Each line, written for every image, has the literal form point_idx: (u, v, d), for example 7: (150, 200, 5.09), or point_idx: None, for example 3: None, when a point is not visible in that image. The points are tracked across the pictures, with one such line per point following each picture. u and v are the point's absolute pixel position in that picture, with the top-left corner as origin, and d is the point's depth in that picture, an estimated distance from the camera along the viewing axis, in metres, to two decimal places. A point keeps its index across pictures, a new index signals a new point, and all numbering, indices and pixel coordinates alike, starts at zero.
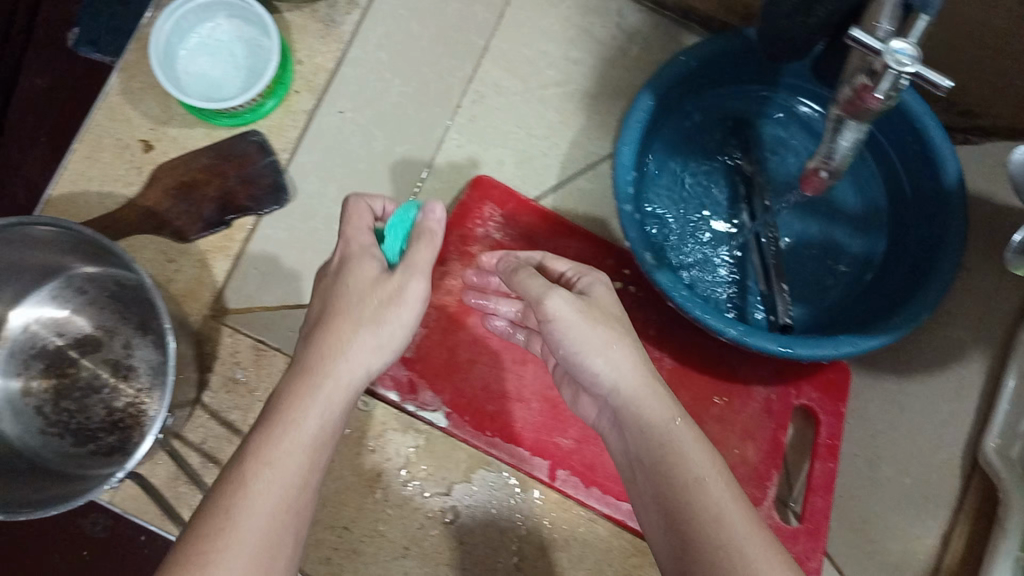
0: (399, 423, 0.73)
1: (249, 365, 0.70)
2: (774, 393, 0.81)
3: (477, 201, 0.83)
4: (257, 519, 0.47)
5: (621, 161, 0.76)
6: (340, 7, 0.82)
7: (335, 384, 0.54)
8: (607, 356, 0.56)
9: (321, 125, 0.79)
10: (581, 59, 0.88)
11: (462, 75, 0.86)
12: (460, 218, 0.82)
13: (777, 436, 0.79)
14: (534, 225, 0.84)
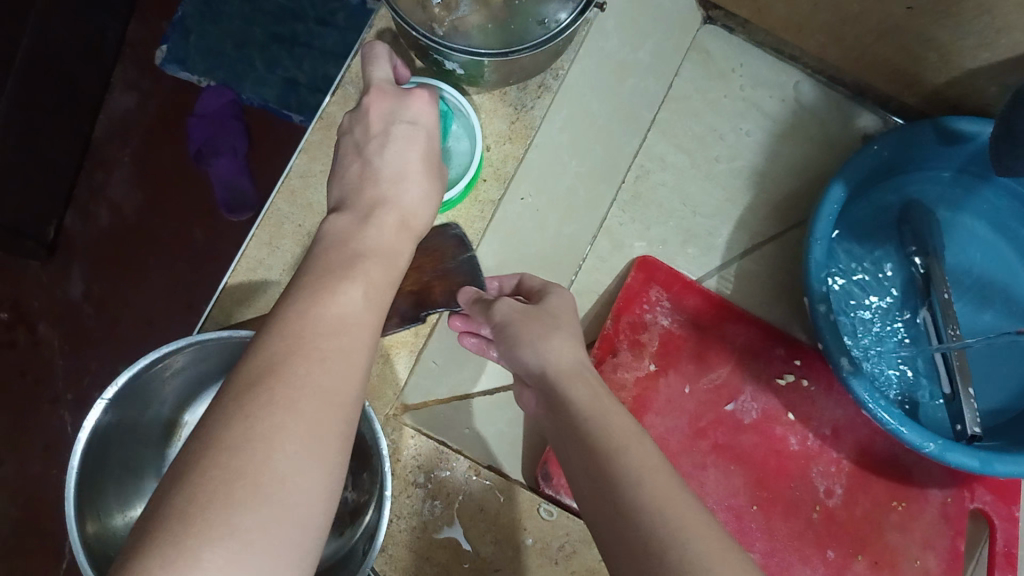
0: (583, 537, 0.66)
1: (429, 469, 0.67)
2: (952, 498, 0.78)
3: (646, 285, 0.80)
4: (293, 431, 0.36)
5: (812, 258, 0.75)
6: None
7: (338, 319, 0.41)
8: (573, 386, 0.49)
9: (506, 214, 0.73)
10: (752, 140, 0.87)
11: (630, 151, 0.84)
12: (629, 303, 0.79)
13: (956, 544, 0.76)
14: (704, 309, 0.80)
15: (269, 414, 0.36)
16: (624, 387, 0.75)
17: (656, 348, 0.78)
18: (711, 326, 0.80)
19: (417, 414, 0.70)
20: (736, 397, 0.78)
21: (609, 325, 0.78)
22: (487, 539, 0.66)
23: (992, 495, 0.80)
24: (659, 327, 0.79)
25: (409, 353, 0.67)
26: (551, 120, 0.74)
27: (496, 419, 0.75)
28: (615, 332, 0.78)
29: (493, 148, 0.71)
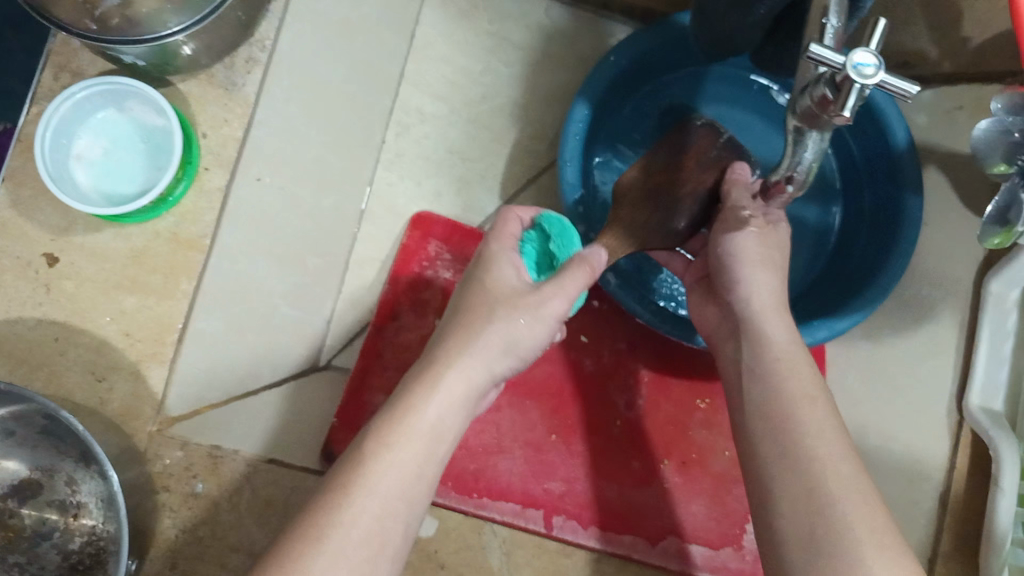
0: None
1: (206, 475, 0.66)
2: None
3: (424, 240, 0.77)
4: (357, 531, 0.46)
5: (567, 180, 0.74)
6: (238, 65, 0.76)
7: (424, 436, 0.50)
8: (755, 270, 0.59)
9: (242, 197, 0.73)
10: (508, 73, 0.84)
11: (382, 109, 0.80)
12: (405, 262, 0.76)
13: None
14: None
15: (344, 522, 0.46)
16: (408, 348, 0.73)
17: (440, 302, 0.75)
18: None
19: (183, 425, 0.67)
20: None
21: (386, 290, 0.75)
22: (280, 532, 0.66)
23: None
24: (443, 281, 0.76)
25: (160, 364, 0.68)
26: (272, 94, 0.77)
27: (291, 407, 0.70)
28: (394, 295, 0.75)
29: (211, 134, 0.75)
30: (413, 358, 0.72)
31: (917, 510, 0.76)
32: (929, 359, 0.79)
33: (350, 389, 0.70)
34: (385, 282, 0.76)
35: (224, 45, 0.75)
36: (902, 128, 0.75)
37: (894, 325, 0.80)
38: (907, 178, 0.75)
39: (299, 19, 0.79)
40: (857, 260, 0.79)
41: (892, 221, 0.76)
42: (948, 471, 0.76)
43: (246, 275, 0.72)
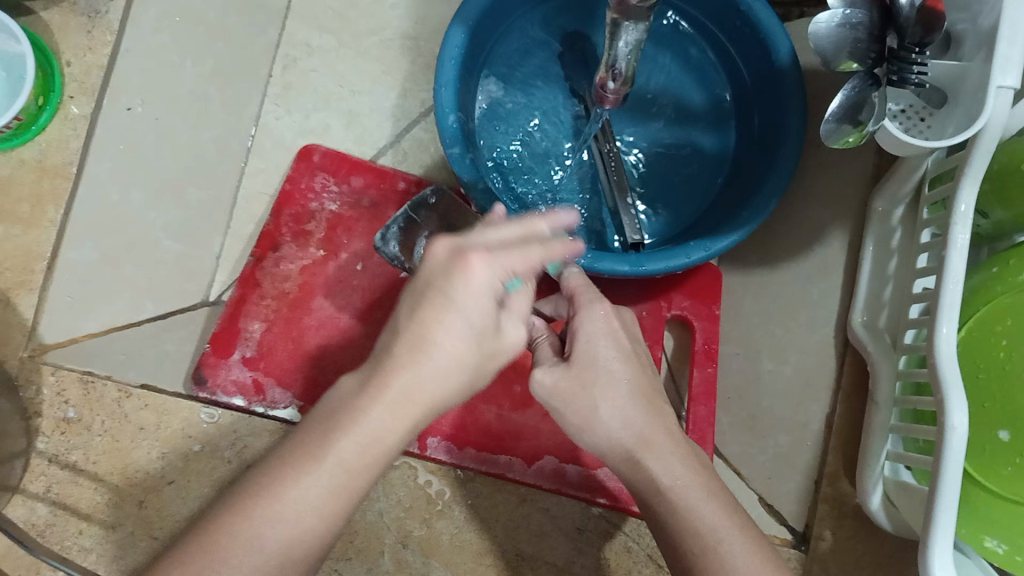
0: (251, 429, 0.68)
1: (78, 402, 0.67)
2: (649, 312, 0.81)
3: (310, 170, 0.76)
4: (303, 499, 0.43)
5: (442, 105, 0.72)
6: None
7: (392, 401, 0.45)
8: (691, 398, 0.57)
9: (109, 125, 0.74)
10: (397, 6, 0.83)
11: (267, 44, 0.80)
12: (288, 193, 0.75)
13: (653, 352, 0.80)
14: (371, 182, 0.77)
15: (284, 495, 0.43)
16: (288, 277, 0.72)
17: (323, 234, 0.74)
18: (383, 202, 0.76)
19: (57, 353, 0.69)
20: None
21: (269, 222, 0.74)
22: (153, 455, 0.67)
23: (690, 300, 0.81)
24: (328, 213, 0.75)
25: (31, 291, 0.70)
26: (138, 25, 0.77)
27: (172, 338, 0.71)
28: (277, 226, 0.74)
29: (74, 62, 0.75)
30: (292, 287, 0.72)
31: (803, 431, 0.76)
32: (819, 281, 0.79)
33: (226, 315, 0.70)
34: (268, 216, 0.75)
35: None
36: (785, 47, 0.74)
37: (787, 250, 0.81)
38: (791, 85, 0.74)
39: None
40: (742, 185, 0.79)
41: (775, 144, 0.75)
42: (834, 392, 0.76)
43: (119, 209, 0.73)
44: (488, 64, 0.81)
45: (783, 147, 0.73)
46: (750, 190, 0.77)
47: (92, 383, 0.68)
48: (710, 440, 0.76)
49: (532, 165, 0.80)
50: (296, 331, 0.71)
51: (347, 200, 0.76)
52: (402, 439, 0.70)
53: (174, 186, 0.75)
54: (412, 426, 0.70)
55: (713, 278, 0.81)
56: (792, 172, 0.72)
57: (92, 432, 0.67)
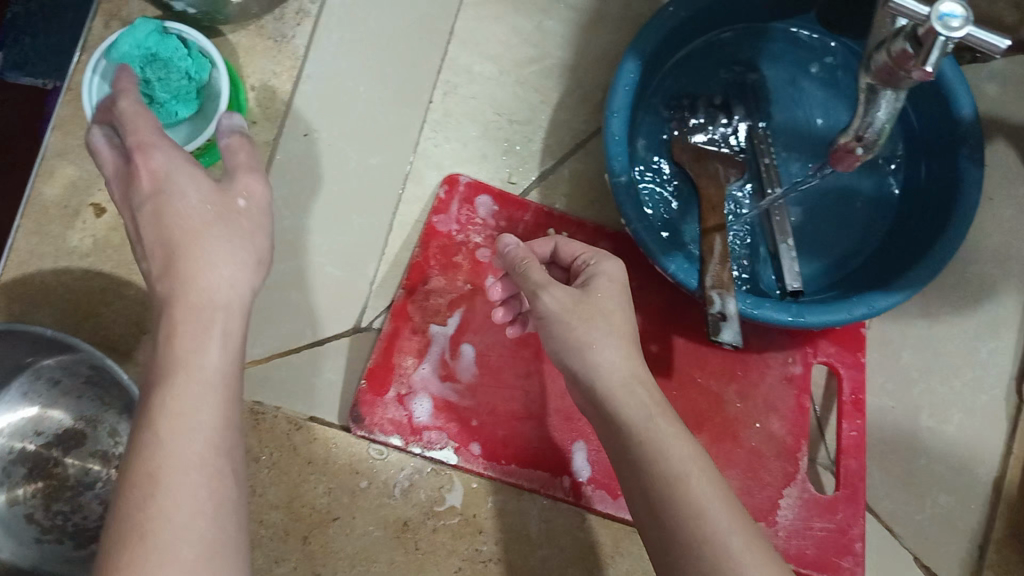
0: (416, 468, 0.67)
1: (247, 433, 0.67)
2: (796, 362, 0.75)
3: (455, 203, 0.75)
4: (183, 522, 0.39)
5: (612, 132, 0.70)
6: (287, 17, 0.75)
7: (189, 374, 0.44)
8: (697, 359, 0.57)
9: (289, 151, 0.73)
10: (560, 37, 0.81)
11: (432, 67, 0.78)
12: (435, 225, 0.74)
13: (801, 401, 0.74)
14: (514, 215, 0.76)
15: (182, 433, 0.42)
16: (438, 311, 0.71)
17: (469, 266, 0.73)
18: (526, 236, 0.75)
19: None
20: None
21: (416, 253, 0.73)
22: (320, 491, 0.66)
23: (835, 346, 0.75)
24: (474, 246, 0.74)
25: None
26: (321, 48, 0.76)
27: (331, 366, 0.70)
28: (425, 257, 0.73)
29: (257, 87, 0.74)
30: (442, 324, 0.71)
31: (971, 496, 0.73)
32: (989, 340, 0.76)
33: (379, 351, 0.69)
34: (412, 248, 0.74)
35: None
36: (967, 100, 0.71)
37: (952, 304, 0.77)
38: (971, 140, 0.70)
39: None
40: (907, 239, 0.74)
41: (947, 201, 0.72)
42: (1005, 456, 0.74)
43: (292, 235, 0.72)
44: (649, 94, 0.78)
45: (958, 201, 0.70)
46: (912, 244, 0.73)
47: (262, 411, 0.67)
48: (861, 494, 0.72)
49: (679, 202, 0.76)
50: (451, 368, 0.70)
51: (490, 231, 0.75)
52: (553, 484, 0.67)
53: (341, 211, 0.74)
54: (563, 466, 0.68)
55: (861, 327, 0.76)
56: (965, 229, 0.69)
57: (258, 461, 0.66)
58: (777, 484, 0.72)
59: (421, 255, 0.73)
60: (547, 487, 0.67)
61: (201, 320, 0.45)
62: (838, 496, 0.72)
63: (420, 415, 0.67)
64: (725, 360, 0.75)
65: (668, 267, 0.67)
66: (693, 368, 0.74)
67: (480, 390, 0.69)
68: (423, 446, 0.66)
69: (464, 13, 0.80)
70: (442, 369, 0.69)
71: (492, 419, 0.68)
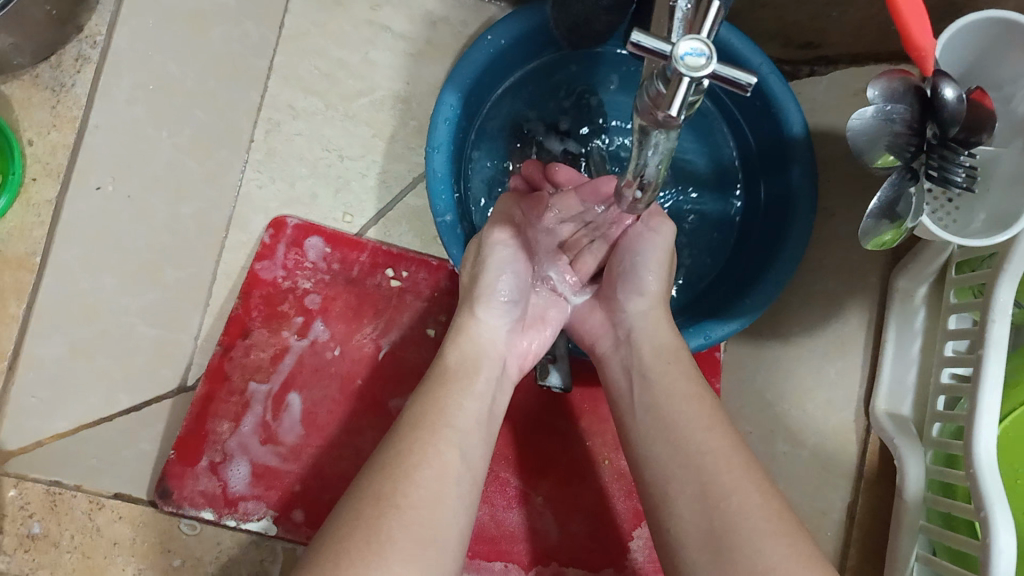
0: (236, 541, 0.64)
1: (44, 516, 0.63)
2: None
3: (282, 246, 0.70)
4: (403, 546, 0.41)
5: (432, 170, 0.66)
6: (66, 64, 0.70)
7: (438, 437, 0.47)
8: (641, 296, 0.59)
9: (78, 208, 0.69)
10: (387, 65, 0.76)
11: (248, 107, 0.74)
12: (257, 273, 0.69)
13: None
14: (348, 256, 0.71)
15: (420, 466, 0.45)
16: (259, 367, 0.67)
17: (296, 316, 0.69)
18: (362, 278, 0.71)
19: (21, 460, 0.64)
20: (389, 335, 0.70)
21: (237, 306, 0.68)
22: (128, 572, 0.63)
23: None
24: (303, 292, 0.69)
25: None
26: (110, 94, 0.71)
27: (142, 436, 0.66)
28: (246, 309, 0.68)
29: (38, 141, 0.70)
30: (263, 381, 0.67)
31: (824, 520, 0.72)
32: (837, 359, 0.74)
33: (192, 417, 0.65)
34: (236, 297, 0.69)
35: (45, 41, 0.69)
36: (797, 120, 0.69)
37: (800, 325, 0.76)
38: (801, 160, 0.69)
39: (135, 13, 0.72)
40: (746, 261, 0.74)
41: (782, 225, 0.70)
42: (855, 481, 0.72)
43: (89, 297, 0.68)
44: (483, 121, 0.74)
45: (792, 226, 0.69)
46: (750, 268, 0.72)
47: (63, 491, 0.63)
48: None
49: None
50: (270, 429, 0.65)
51: (319, 275, 0.70)
52: None
53: (146, 267, 0.69)
54: None
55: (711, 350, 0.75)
56: (799, 257, 0.68)
57: (61, 545, 0.62)
58: (625, 526, 0.68)
59: (243, 306, 0.68)
60: None
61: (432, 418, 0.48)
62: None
63: (236, 484, 0.63)
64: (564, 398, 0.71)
65: None
66: (531, 407, 0.70)
67: (304, 454, 0.65)
68: (244, 516, 0.63)
69: (282, 46, 0.75)
70: (259, 431, 0.65)
71: (321, 482, 0.65)
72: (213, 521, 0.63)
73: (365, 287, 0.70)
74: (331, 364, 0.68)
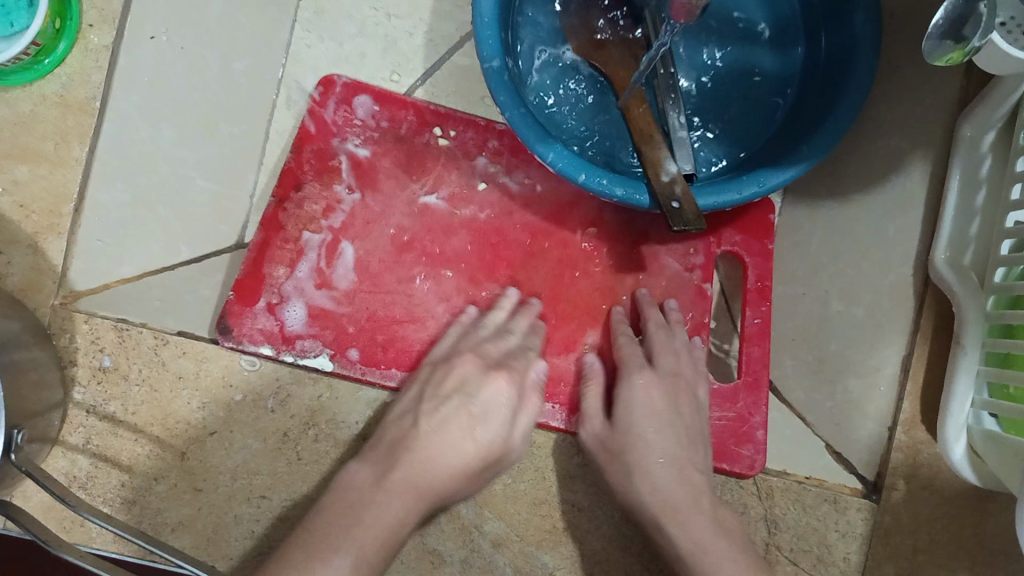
0: (294, 378, 0.66)
1: (114, 351, 0.65)
2: (699, 252, 0.72)
3: (331, 104, 0.70)
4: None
5: (481, 15, 0.65)
6: None
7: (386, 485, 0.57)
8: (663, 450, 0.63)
9: (135, 58, 0.70)
10: None
11: None
12: (308, 127, 0.69)
13: (702, 288, 0.72)
14: (396, 114, 0.71)
15: (356, 524, 0.55)
16: (312, 221, 0.68)
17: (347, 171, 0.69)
18: (411, 136, 0.70)
19: (90, 300, 0.67)
20: (438, 192, 0.70)
21: (290, 159, 0.69)
22: (194, 406, 0.65)
23: (740, 236, 0.73)
24: (353, 149, 0.70)
25: (60, 236, 0.67)
26: None
27: (206, 281, 0.68)
28: (298, 163, 0.69)
29: None
30: (317, 231, 0.67)
31: (877, 377, 0.71)
32: (898, 216, 0.72)
33: (250, 261, 0.66)
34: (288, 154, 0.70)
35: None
36: None
37: (860, 182, 0.74)
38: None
39: None
40: (806, 115, 0.71)
41: (843, 68, 0.68)
42: (912, 334, 0.70)
43: (148, 146, 0.69)
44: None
45: (855, 69, 0.66)
46: (810, 120, 0.70)
47: (131, 329, 0.66)
48: (763, 383, 0.72)
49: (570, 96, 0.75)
50: (324, 277, 0.67)
51: (369, 132, 0.70)
52: None
53: (201, 119, 0.70)
54: None
55: (766, 213, 0.73)
56: (862, 100, 0.65)
57: (132, 380, 0.65)
58: None
59: (295, 160, 0.69)
60: None
61: (373, 460, 0.59)
62: (739, 385, 0.72)
63: (294, 325, 0.65)
64: (615, 252, 0.71)
65: (550, 157, 0.63)
66: (582, 260, 0.71)
67: (359, 301, 0.67)
68: (303, 355, 0.65)
69: None
70: (313, 277, 0.67)
71: (377, 328, 0.67)
72: (273, 358, 0.65)
73: (413, 141, 0.70)
74: (383, 216, 0.69)
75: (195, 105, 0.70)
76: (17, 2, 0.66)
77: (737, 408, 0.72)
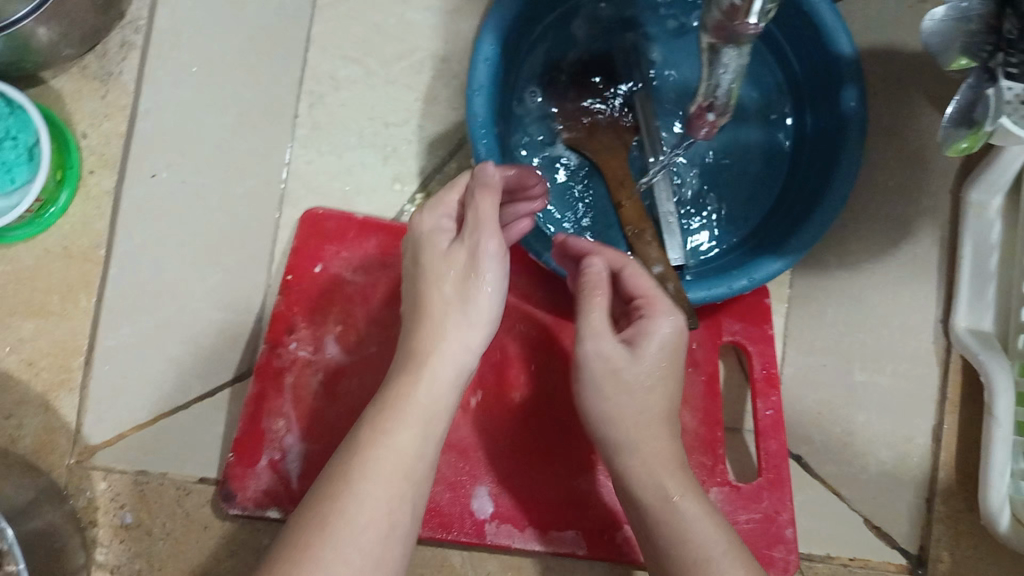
0: None
1: (134, 505, 0.63)
2: (700, 346, 0.71)
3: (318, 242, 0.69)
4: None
5: (475, 114, 0.65)
6: (111, 53, 0.70)
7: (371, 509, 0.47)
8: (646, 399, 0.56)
9: (135, 198, 0.69)
10: (425, 25, 0.75)
11: (290, 80, 0.73)
12: (297, 267, 0.68)
13: (711, 386, 0.71)
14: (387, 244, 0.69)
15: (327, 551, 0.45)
16: (306, 364, 0.66)
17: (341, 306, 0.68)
18: (402, 263, 0.69)
19: (105, 454, 0.65)
20: None
21: (279, 303, 0.67)
22: (221, 554, 0.63)
23: (740, 322, 0.72)
24: (345, 283, 0.68)
25: (72, 391, 0.66)
26: (154, 80, 0.71)
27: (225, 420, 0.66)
28: (289, 306, 0.67)
29: (92, 133, 0.70)
30: (314, 375, 0.66)
31: (910, 448, 0.71)
32: (911, 282, 0.72)
33: (247, 417, 0.64)
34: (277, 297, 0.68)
35: (93, 31, 0.68)
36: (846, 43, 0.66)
37: (869, 251, 0.73)
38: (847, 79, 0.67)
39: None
40: (798, 193, 0.71)
41: (832, 152, 0.68)
42: (940, 404, 0.71)
43: (154, 285, 0.68)
44: (520, 67, 0.73)
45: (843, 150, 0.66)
46: (804, 199, 0.70)
47: (149, 478, 0.64)
48: (785, 478, 0.68)
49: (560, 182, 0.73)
50: (326, 421, 0.65)
51: (358, 264, 0.69)
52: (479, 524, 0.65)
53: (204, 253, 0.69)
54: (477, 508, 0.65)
55: (761, 297, 0.72)
56: (852, 180, 0.65)
57: (154, 531, 0.63)
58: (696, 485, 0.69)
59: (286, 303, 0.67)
60: (458, 532, 0.64)
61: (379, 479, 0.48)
62: (762, 484, 0.69)
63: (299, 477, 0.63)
64: None
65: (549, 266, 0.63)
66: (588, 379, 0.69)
67: None
68: None
69: (318, 16, 0.74)
70: (313, 423, 0.65)
71: None
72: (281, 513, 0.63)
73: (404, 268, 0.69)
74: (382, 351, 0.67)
75: (198, 238, 0.69)
76: (16, 159, 0.65)
77: (765, 507, 0.68)
